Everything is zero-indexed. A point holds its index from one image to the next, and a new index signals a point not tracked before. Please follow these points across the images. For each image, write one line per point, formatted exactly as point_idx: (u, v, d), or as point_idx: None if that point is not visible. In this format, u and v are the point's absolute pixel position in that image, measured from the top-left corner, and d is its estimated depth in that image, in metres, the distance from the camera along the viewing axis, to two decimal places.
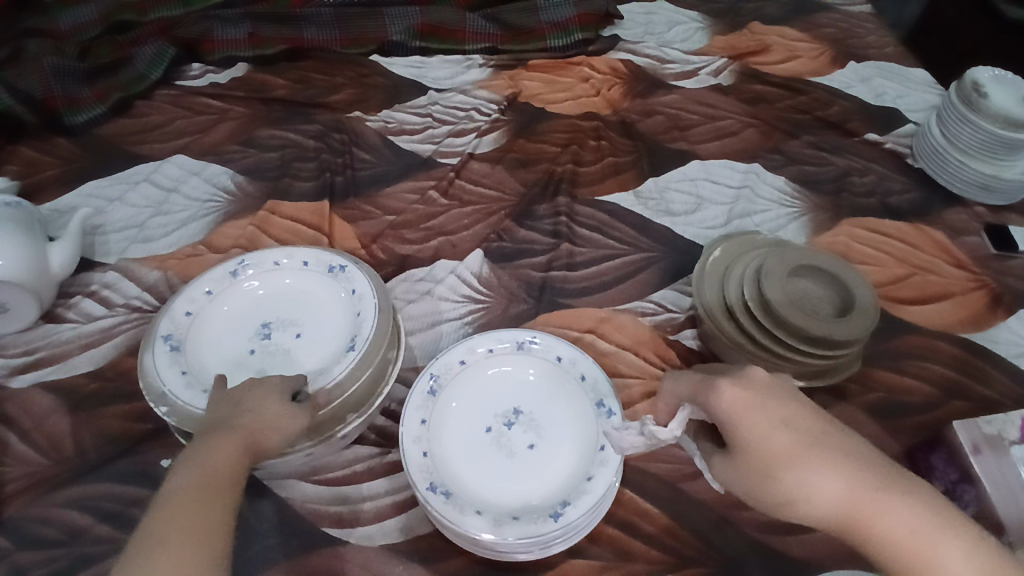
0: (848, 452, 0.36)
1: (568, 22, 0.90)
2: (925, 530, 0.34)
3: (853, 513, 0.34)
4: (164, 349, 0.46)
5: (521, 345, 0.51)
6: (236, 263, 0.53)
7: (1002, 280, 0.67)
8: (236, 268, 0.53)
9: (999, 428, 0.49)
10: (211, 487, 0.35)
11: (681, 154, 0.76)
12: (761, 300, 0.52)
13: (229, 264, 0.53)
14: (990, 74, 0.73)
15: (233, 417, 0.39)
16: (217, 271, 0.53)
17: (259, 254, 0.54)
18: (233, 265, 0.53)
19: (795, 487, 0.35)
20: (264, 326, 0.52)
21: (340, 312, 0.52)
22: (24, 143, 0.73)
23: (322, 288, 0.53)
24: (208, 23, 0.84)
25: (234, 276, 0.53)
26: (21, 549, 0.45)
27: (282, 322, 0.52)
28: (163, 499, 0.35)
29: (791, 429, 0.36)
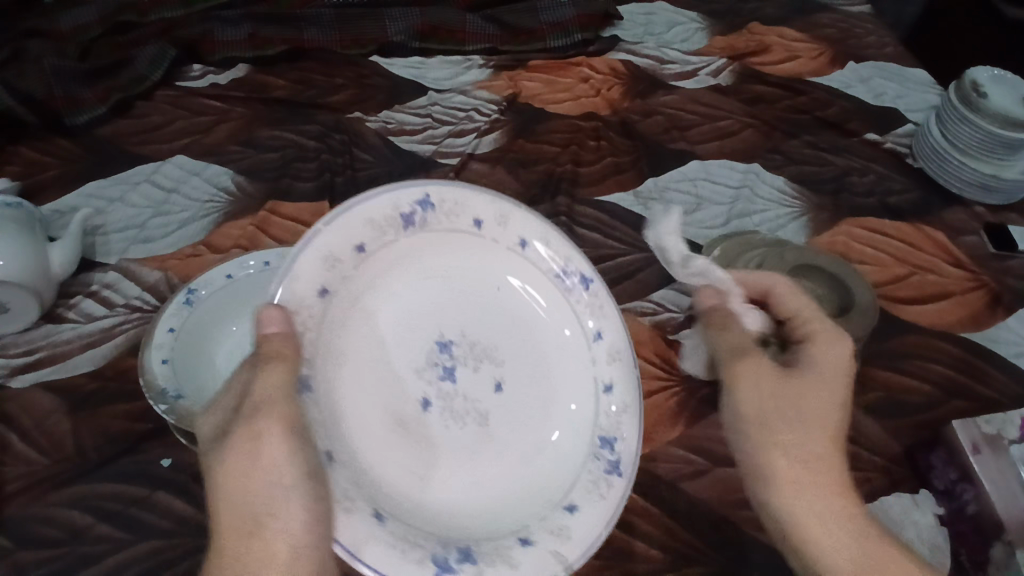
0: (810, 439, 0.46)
1: (568, 23, 0.90)
2: (812, 518, 0.44)
3: (789, 478, 0.45)
4: (166, 336, 0.49)
5: (585, 282, 0.50)
6: (354, 233, 0.44)
7: (1002, 280, 0.67)
8: (348, 245, 0.44)
9: (998, 428, 0.49)
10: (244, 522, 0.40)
11: (681, 154, 0.76)
12: (787, 328, 0.50)
13: (334, 239, 0.43)
14: (990, 74, 0.73)
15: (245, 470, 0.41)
16: (300, 258, 0.41)
17: (384, 194, 0.45)
18: (350, 233, 0.44)
19: (766, 438, 0.47)
20: (442, 343, 0.48)
21: (545, 295, 0.51)
22: (24, 144, 0.72)
23: (518, 269, 0.51)
24: (208, 24, 0.84)
25: (327, 277, 0.43)
26: (22, 549, 0.45)
27: (463, 358, 0.49)
28: (253, 489, 0.41)
29: (778, 398, 0.47)
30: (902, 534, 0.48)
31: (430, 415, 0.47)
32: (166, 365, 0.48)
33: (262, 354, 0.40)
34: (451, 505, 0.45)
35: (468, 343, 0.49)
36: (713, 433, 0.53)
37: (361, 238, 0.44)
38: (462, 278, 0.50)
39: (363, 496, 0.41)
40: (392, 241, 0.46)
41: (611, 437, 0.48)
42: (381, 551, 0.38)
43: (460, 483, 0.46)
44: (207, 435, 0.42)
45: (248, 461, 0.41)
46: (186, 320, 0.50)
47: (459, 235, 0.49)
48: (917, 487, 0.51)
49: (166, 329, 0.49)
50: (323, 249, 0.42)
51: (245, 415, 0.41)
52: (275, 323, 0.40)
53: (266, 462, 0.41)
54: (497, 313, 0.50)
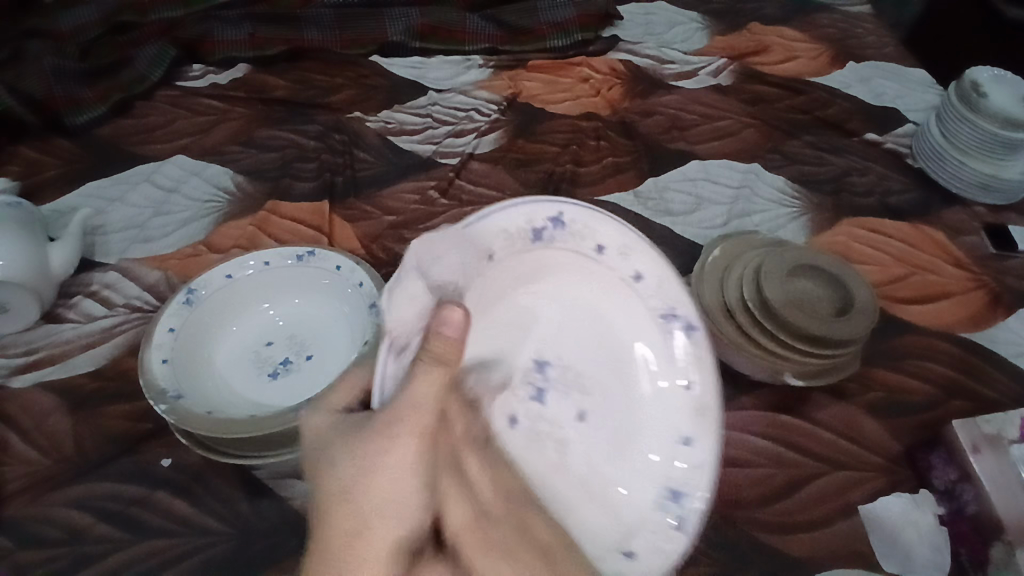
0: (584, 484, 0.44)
1: (568, 23, 0.90)
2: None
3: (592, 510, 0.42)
4: (166, 335, 0.48)
5: (688, 329, 0.45)
6: (466, 247, 0.41)
7: (1002, 280, 0.67)
8: (501, 236, 0.43)
9: (998, 427, 0.49)
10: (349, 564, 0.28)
11: (681, 154, 0.76)
12: (777, 320, 0.51)
13: (467, 241, 0.41)
14: (990, 74, 0.73)
15: (367, 491, 0.29)
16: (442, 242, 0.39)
17: (525, 206, 0.43)
18: (458, 248, 0.40)
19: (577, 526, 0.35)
20: (541, 363, 0.47)
21: (655, 346, 0.46)
22: (25, 144, 0.72)
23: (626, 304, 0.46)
24: (208, 25, 0.84)
25: (463, 278, 0.40)
26: (21, 548, 0.45)
27: (557, 382, 0.47)
28: (345, 509, 0.29)
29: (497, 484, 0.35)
30: (902, 534, 0.48)
31: (516, 432, 0.46)
32: (166, 365, 0.47)
33: (426, 353, 0.33)
34: None
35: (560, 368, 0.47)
36: None
37: (492, 246, 0.43)
38: (560, 304, 0.47)
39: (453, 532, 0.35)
40: (517, 248, 0.44)
41: (682, 491, 0.42)
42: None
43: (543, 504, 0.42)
44: (318, 433, 0.33)
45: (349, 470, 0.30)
46: (186, 319, 0.50)
47: (575, 257, 0.46)
48: (917, 487, 0.51)
49: (166, 329, 0.49)
50: (502, 225, 0.43)
51: (383, 415, 0.31)
52: (455, 326, 0.34)
53: (394, 478, 0.30)
54: (590, 342, 0.47)
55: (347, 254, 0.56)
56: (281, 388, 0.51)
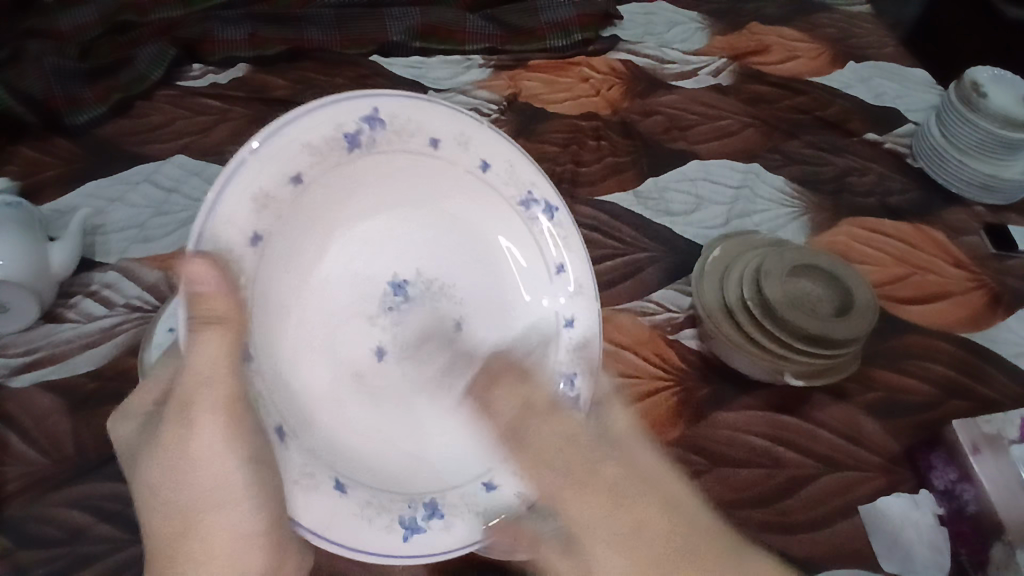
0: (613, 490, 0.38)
1: (568, 23, 0.90)
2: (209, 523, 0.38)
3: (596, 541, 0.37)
4: (166, 335, 0.49)
5: (549, 209, 0.51)
6: (283, 162, 0.40)
7: (1002, 280, 0.67)
8: (281, 177, 0.41)
9: (998, 427, 0.49)
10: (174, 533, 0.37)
11: (681, 154, 0.76)
12: (773, 313, 0.51)
13: (267, 171, 0.40)
14: (988, 74, 0.73)
15: (156, 488, 0.38)
16: (226, 189, 0.38)
17: (305, 113, 0.41)
18: (278, 164, 0.40)
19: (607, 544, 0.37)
20: (397, 284, 0.50)
21: (520, 235, 0.51)
22: (24, 144, 0.72)
23: (473, 193, 0.50)
24: (208, 24, 0.84)
25: (258, 222, 0.40)
26: (22, 548, 0.45)
27: (419, 298, 0.51)
28: (178, 498, 0.38)
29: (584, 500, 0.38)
30: (902, 533, 0.49)
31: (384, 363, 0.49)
32: None
33: (197, 318, 0.36)
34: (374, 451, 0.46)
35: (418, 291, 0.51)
36: (712, 433, 0.53)
37: (295, 167, 0.41)
38: (408, 224, 0.50)
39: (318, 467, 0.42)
40: (326, 160, 0.43)
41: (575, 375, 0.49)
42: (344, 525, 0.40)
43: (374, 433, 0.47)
44: (124, 441, 0.41)
45: (158, 453, 0.38)
46: None
47: (411, 158, 0.46)
48: (917, 487, 0.51)
49: (167, 329, 0.49)
50: (251, 185, 0.39)
51: (177, 402, 0.38)
52: (206, 281, 0.36)
53: (199, 456, 0.38)
54: (459, 256, 0.51)
55: None
56: None
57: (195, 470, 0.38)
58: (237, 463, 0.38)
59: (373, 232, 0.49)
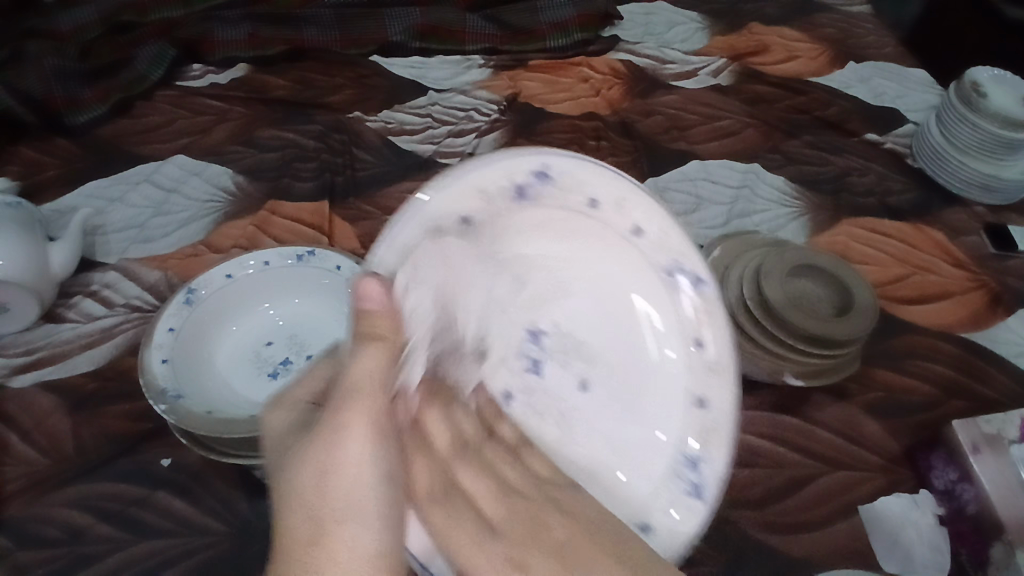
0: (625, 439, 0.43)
1: (567, 23, 0.90)
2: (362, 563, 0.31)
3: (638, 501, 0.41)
4: (166, 335, 0.48)
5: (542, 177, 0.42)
6: (458, 202, 0.41)
7: (1002, 280, 0.67)
8: (453, 216, 0.41)
9: (998, 427, 0.49)
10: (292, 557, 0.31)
11: (681, 154, 0.76)
12: (773, 313, 0.51)
13: (425, 219, 0.40)
14: (989, 74, 0.73)
15: (307, 501, 0.33)
16: (402, 225, 0.40)
17: (487, 163, 0.41)
18: (453, 203, 0.41)
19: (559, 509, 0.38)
20: (533, 333, 0.45)
21: (664, 312, 0.45)
22: (25, 144, 0.72)
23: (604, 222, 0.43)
24: (208, 25, 0.84)
25: (428, 253, 0.41)
26: (21, 548, 0.45)
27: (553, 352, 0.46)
28: (327, 499, 0.33)
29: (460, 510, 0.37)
30: (902, 534, 0.48)
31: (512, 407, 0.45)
32: (167, 365, 0.46)
33: (360, 333, 0.37)
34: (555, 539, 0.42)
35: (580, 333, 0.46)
36: None
37: (467, 207, 0.41)
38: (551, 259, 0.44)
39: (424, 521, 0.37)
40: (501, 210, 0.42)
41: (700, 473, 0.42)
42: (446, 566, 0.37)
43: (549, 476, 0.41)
44: (276, 432, 0.37)
45: (291, 464, 0.34)
46: (186, 319, 0.50)
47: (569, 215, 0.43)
48: (917, 487, 0.51)
49: (167, 330, 0.48)
50: (428, 218, 0.40)
51: (338, 395, 0.36)
52: (375, 300, 0.37)
53: (344, 469, 0.34)
54: (592, 298, 0.45)
55: (346, 254, 0.56)
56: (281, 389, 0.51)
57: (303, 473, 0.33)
58: (380, 480, 0.34)
59: (557, 272, 0.44)
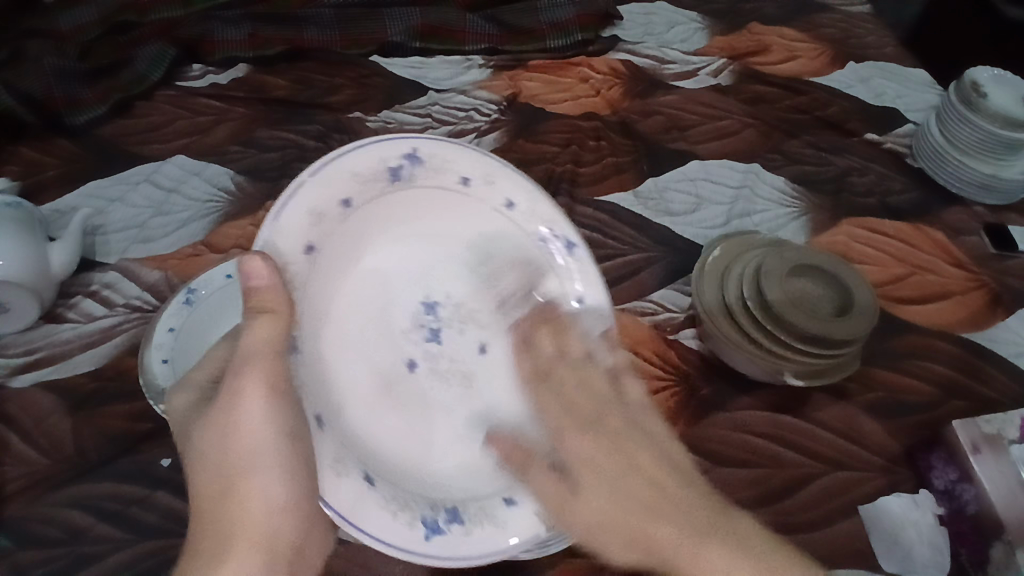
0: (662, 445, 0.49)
1: (568, 23, 0.90)
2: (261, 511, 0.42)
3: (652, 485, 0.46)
4: (166, 335, 0.49)
5: (410, 160, 0.43)
6: (336, 189, 0.41)
7: (1002, 280, 0.67)
8: (334, 201, 0.41)
9: (998, 427, 0.49)
10: (216, 499, 0.42)
11: (680, 154, 0.76)
12: (773, 314, 0.51)
13: (316, 195, 0.40)
14: (989, 74, 0.73)
15: (205, 462, 0.42)
16: (288, 204, 0.39)
17: (355, 149, 0.41)
18: (334, 191, 0.41)
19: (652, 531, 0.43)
20: (428, 303, 0.49)
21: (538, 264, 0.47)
22: (25, 144, 0.72)
23: (454, 205, 0.46)
24: (208, 24, 0.84)
25: (313, 235, 0.40)
26: (22, 548, 0.45)
27: (445, 321, 0.49)
28: (232, 459, 0.42)
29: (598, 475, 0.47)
30: (902, 534, 0.48)
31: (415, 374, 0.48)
32: (166, 365, 0.48)
33: (250, 309, 0.38)
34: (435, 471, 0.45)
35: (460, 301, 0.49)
36: (711, 434, 0.53)
37: (344, 192, 0.41)
38: (423, 224, 0.46)
39: (350, 457, 0.41)
40: (378, 193, 0.43)
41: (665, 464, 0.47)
42: (371, 517, 0.40)
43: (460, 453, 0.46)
44: (179, 411, 0.44)
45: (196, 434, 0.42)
46: (186, 319, 0.50)
47: (440, 192, 0.45)
48: (917, 487, 0.51)
49: (168, 329, 0.50)
50: (308, 204, 0.40)
51: (233, 373, 0.41)
52: (260, 276, 0.38)
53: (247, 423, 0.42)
54: (467, 273, 0.49)
55: None
56: None
57: (205, 443, 0.42)
58: (274, 434, 0.41)
59: (414, 224, 0.46)
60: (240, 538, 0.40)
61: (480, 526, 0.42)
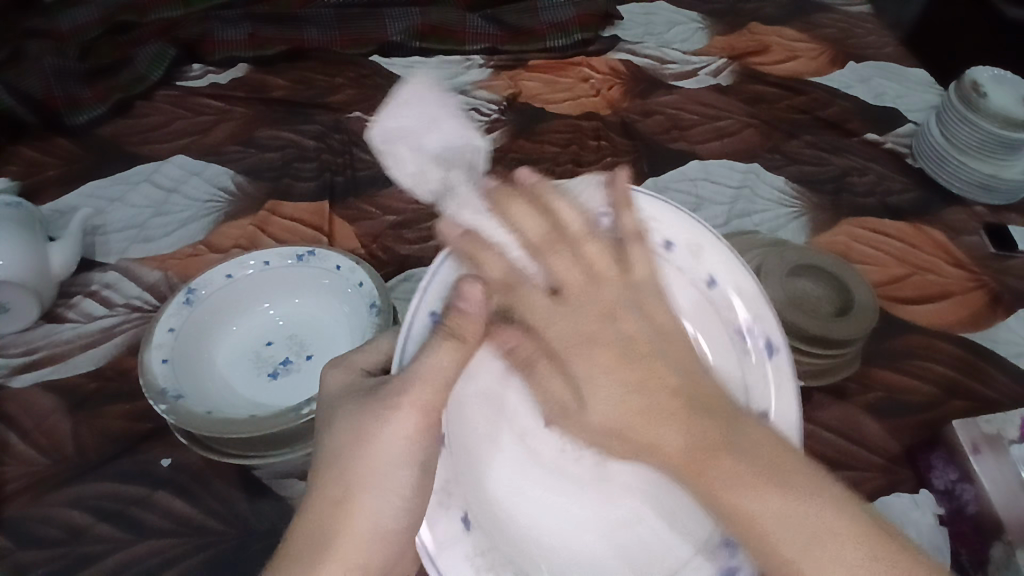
0: (660, 396, 0.36)
1: (568, 23, 0.90)
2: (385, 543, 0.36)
3: (688, 466, 0.34)
4: (166, 334, 0.48)
5: (606, 213, 0.41)
6: (518, 224, 0.41)
7: (1002, 279, 0.67)
8: (512, 243, 0.41)
9: (998, 427, 0.49)
10: (326, 509, 0.36)
11: (681, 154, 0.76)
12: (773, 314, 0.51)
13: (487, 237, 0.41)
14: (990, 74, 0.73)
15: (340, 462, 0.37)
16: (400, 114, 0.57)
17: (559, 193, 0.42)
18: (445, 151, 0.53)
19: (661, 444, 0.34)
20: (590, 387, 0.42)
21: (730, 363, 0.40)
22: (24, 144, 0.72)
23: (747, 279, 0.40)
24: (208, 25, 0.84)
25: (504, 269, 0.40)
26: (21, 548, 0.45)
27: None
28: (360, 467, 0.37)
29: (633, 403, 0.36)
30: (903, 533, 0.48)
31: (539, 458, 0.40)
32: (166, 365, 0.47)
33: (445, 327, 0.37)
34: (569, 554, 0.38)
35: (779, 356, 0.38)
36: None
37: (541, 236, 0.41)
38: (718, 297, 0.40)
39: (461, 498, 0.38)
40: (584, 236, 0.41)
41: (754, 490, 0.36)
42: (464, 568, 0.36)
43: (559, 522, 0.39)
44: (332, 388, 0.40)
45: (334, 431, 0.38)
46: (185, 318, 0.50)
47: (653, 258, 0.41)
48: (917, 487, 0.51)
49: (168, 329, 0.49)
50: (484, 236, 0.41)
51: (392, 385, 0.37)
52: (472, 301, 0.37)
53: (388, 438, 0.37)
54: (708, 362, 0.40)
55: (346, 254, 0.56)
56: (284, 390, 0.51)
57: (340, 440, 0.37)
58: (413, 465, 0.37)
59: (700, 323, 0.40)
60: (337, 542, 0.35)
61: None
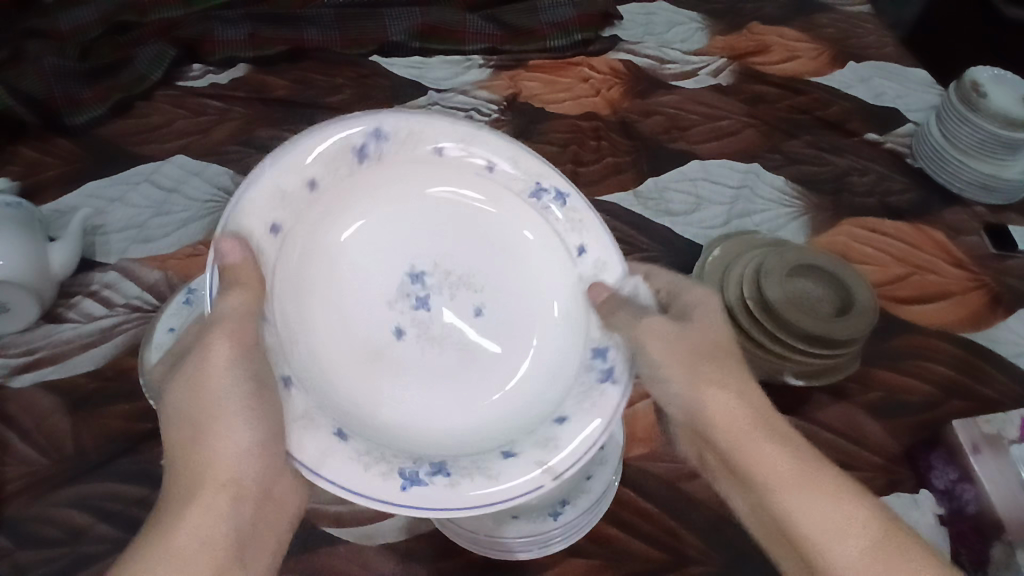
0: (760, 405, 0.42)
1: (568, 23, 0.90)
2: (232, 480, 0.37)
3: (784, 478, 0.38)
4: (167, 334, 0.49)
5: (376, 135, 0.42)
6: (296, 163, 0.40)
7: (1002, 280, 0.67)
8: (300, 181, 0.41)
9: (997, 427, 0.50)
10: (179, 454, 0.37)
11: (681, 154, 0.76)
12: (773, 313, 0.51)
13: (283, 173, 0.40)
14: (990, 74, 0.73)
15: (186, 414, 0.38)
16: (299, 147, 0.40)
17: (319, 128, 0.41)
18: (298, 163, 0.40)
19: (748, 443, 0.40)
20: (415, 273, 0.47)
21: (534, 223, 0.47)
22: (24, 143, 0.72)
23: (459, 181, 0.46)
24: (208, 24, 0.84)
25: (275, 211, 0.40)
26: (22, 548, 0.45)
27: (439, 288, 0.47)
28: (200, 408, 0.38)
29: (709, 379, 0.43)
30: None
31: (402, 342, 0.46)
32: None
33: (223, 283, 0.37)
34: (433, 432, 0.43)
35: (574, 212, 0.46)
36: None
37: (308, 172, 0.41)
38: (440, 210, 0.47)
39: (324, 413, 0.40)
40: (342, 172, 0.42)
41: (602, 348, 0.45)
42: (339, 465, 0.37)
43: (426, 416, 0.44)
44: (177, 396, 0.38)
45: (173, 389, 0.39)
46: (186, 318, 0.50)
47: (414, 162, 0.44)
48: (917, 487, 0.50)
49: (167, 329, 0.49)
50: (271, 186, 0.39)
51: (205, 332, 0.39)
52: (234, 254, 0.37)
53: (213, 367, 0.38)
54: (489, 248, 0.48)
55: None
56: None
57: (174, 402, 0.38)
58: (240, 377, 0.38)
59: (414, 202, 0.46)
60: (206, 478, 0.36)
61: (501, 465, 0.39)
